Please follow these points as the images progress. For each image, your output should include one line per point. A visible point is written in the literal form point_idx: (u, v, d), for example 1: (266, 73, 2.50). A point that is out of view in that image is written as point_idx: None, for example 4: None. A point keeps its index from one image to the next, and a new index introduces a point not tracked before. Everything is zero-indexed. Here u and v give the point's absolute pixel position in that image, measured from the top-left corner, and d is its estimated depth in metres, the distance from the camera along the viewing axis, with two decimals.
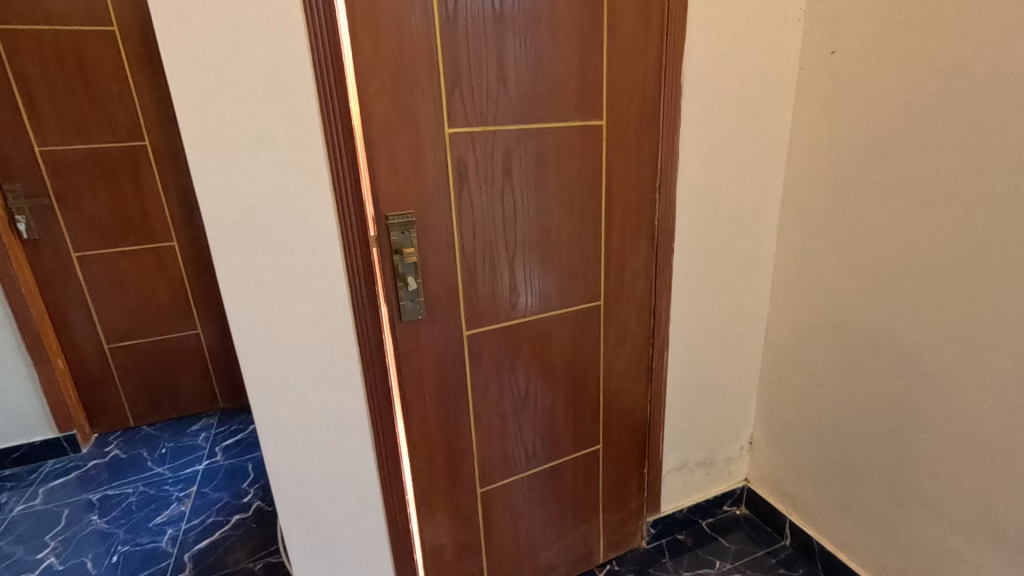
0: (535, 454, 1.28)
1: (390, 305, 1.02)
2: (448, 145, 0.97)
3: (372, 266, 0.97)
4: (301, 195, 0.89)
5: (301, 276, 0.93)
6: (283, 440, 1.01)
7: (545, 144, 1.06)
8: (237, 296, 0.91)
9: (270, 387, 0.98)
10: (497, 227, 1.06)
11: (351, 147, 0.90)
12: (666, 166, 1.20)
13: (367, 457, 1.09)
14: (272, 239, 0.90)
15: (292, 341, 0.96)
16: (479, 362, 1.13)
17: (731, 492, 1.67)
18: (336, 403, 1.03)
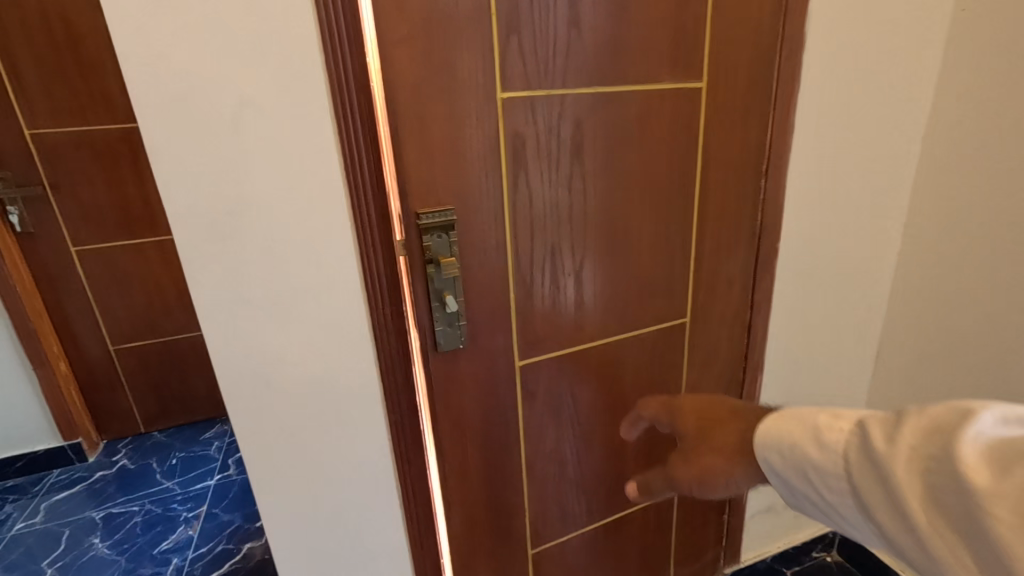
0: (599, 505, 1.03)
1: (422, 332, 0.77)
2: (500, 118, 0.71)
3: (399, 282, 0.73)
4: (303, 189, 0.65)
5: (307, 299, 0.70)
6: (287, 508, 0.79)
7: (628, 116, 0.79)
8: (221, 329, 0.68)
9: (269, 443, 0.75)
10: (561, 226, 0.80)
11: (370, 120, 0.65)
12: (779, 143, 0.91)
13: (393, 520, 0.86)
14: (265, 251, 0.66)
15: (296, 380, 0.73)
16: (535, 399, 0.88)
17: (822, 537, 1.39)
18: (354, 457, 0.80)
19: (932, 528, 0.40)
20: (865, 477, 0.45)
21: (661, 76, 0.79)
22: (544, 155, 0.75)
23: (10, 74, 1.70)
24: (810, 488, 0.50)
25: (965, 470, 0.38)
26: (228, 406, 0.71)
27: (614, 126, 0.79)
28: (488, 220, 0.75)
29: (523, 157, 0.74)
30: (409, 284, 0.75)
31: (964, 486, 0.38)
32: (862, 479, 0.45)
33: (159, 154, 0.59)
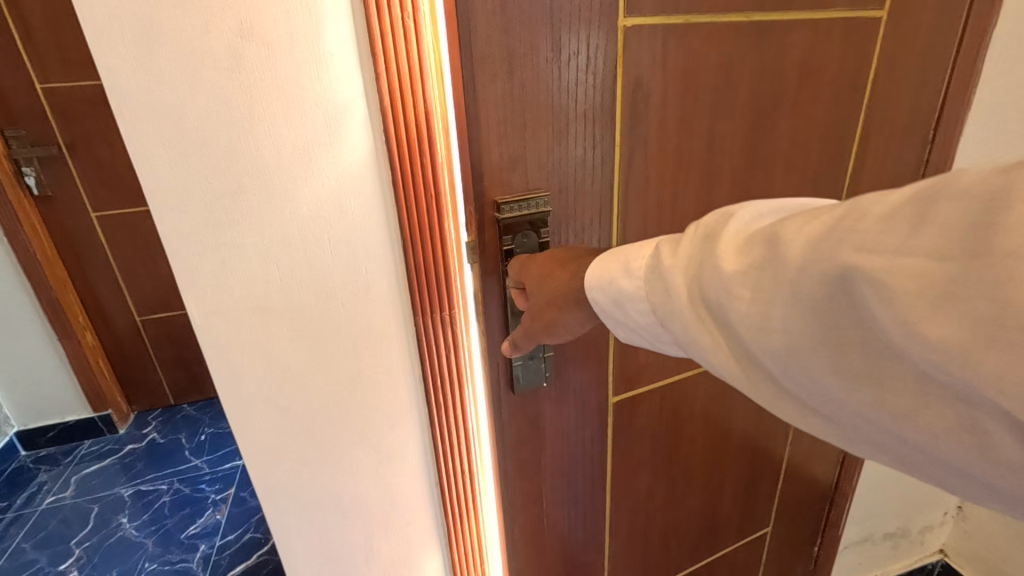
0: (689, 550, 0.86)
1: (494, 367, 0.62)
2: (619, 58, 0.53)
3: (449, 279, 0.59)
4: (330, 160, 0.51)
5: (333, 299, 0.56)
6: (301, 532, 0.67)
7: (779, 68, 0.60)
8: (225, 332, 0.54)
9: (286, 459, 0.62)
10: (683, 208, 0.63)
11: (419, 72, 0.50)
12: (954, 102, 0.70)
13: (427, 550, 0.74)
14: (281, 239, 0.52)
15: (321, 396, 0.60)
16: (627, 436, 0.71)
17: (919, 570, 1.21)
18: (389, 478, 0.68)
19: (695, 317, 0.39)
20: (653, 284, 0.42)
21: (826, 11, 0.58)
22: (672, 118, 0.58)
23: (16, 20, 1.54)
24: (619, 316, 0.46)
25: (718, 261, 0.37)
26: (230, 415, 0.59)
27: (761, 78, 0.59)
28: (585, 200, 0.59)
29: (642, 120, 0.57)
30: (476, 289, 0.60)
31: (718, 278, 0.37)
32: (651, 289, 0.42)
33: (140, 110, 0.44)
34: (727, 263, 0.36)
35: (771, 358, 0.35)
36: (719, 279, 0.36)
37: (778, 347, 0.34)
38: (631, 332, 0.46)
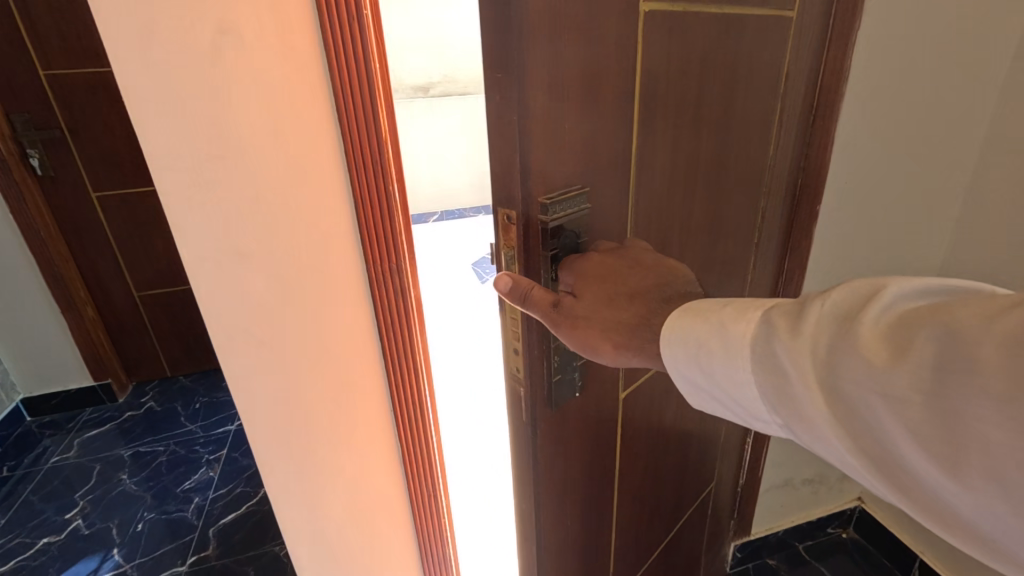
0: (667, 519, 0.94)
1: (532, 384, 0.56)
2: (638, 42, 0.53)
3: (395, 236, 0.73)
4: (296, 138, 0.64)
5: (300, 253, 0.69)
6: (272, 452, 0.79)
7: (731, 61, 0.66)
8: (204, 273, 0.67)
9: (258, 386, 0.75)
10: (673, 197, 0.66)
11: (366, 71, 0.64)
12: (830, 96, 0.83)
13: (375, 467, 0.87)
14: (248, 199, 0.64)
15: (291, 334, 0.73)
16: (631, 425, 0.74)
17: (838, 514, 1.35)
18: (344, 404, 0.80)
19: (820, 397, 0.39)
20: (767, 357, 0.42)
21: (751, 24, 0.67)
22: (670, 108, 0.60)
23: (22, 10, 1.66)
24: (722, 382, 0.46)
25: (856, 344, 0.37)
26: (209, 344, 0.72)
27: (729, 70, 0.66)
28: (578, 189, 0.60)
29: (652, 107, 0.58)
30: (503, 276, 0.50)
31: (857, 362, 0.37)
32: (765, 362, 0.43)
33: (140, 89, 0.57)
34: (865, 348, 0.37)
35: (963, 497, 0.33)
36: (857, 363, 0.37)
37: (976, 489, 0.32)
38: (711, 401, 0.49)
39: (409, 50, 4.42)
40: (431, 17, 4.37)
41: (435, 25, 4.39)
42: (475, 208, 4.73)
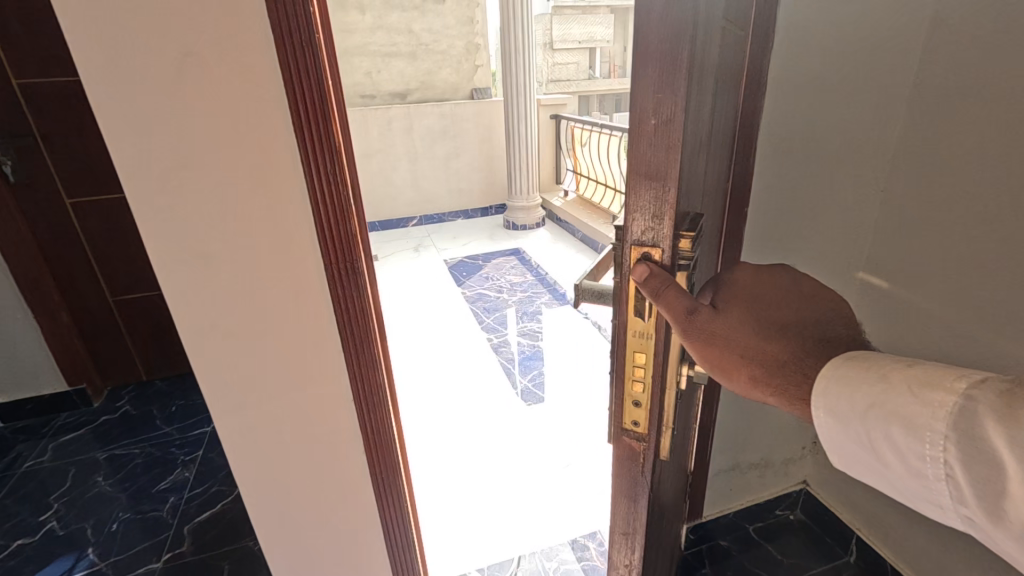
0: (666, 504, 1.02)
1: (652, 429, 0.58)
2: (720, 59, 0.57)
3: (351, 239, 0.77)
4: (252, 151, 0.69)
5: (260, 256, 0.75)
6: (241, 434, 0.87)
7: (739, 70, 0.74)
8: (169, 271, 0.73)
9: (219, 374, 0.82)
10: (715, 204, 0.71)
11: (318, 89, 0.68)
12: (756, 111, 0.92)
13: (336, 452, 0.93)
14: (209, 202, 0.70)
15: (254, 329, 0.80)
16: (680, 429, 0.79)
17: (785, 497, 1.44)
18: (303, 393, 0.86)
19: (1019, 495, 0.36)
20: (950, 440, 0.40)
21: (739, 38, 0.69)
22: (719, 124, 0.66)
23: None
24: (888, 460, 0.43)
25: None
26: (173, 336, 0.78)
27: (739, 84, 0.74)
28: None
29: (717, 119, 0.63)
30: (638, 268, 0.51)
31: None
32: (954, 445, 0.40)
33: (107, 103, 0.63)
34: None
35: None
36: None
37: None
38: (870, 472, 0.45)
39: (386, 58, 4.48)
40: (408, 26, 4.44)
41: (412, 34, 4.46)
42: (454, 213, 4.80)
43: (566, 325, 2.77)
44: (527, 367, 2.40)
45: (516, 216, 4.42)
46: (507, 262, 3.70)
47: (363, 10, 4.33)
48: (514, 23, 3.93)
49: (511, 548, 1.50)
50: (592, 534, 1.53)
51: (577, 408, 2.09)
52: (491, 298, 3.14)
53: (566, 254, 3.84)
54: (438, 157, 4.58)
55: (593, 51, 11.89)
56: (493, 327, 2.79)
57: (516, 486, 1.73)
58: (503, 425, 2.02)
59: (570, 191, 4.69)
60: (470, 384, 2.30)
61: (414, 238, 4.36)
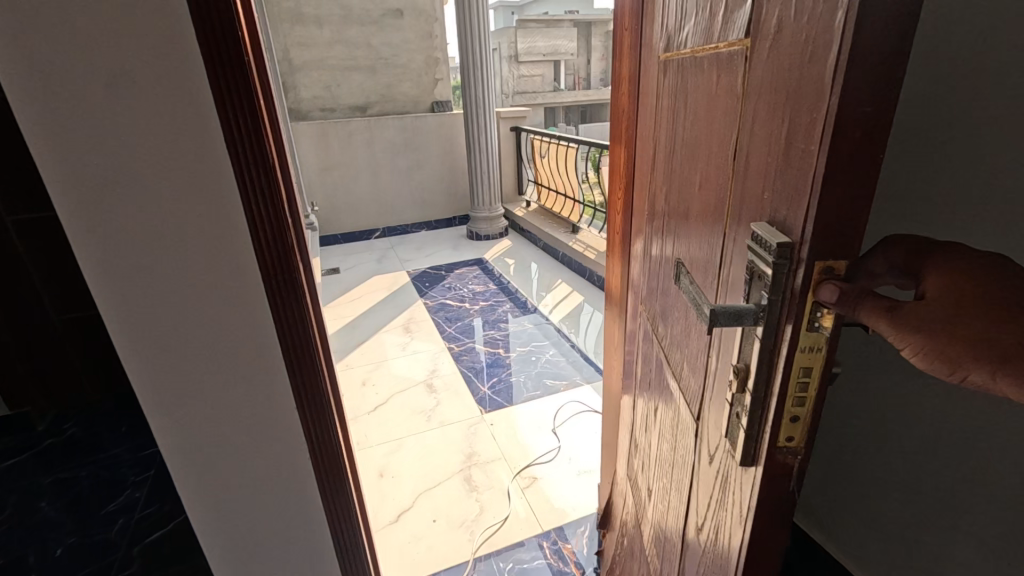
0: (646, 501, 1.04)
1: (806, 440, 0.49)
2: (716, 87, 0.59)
3: (289, 251, 0.80)
4: (186, 170, 0.72)
5: (196, 270, 0.77)
6: (182, 446, 0.88)
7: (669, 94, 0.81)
8: (103, 289, 0.75)
9: (159, 389, 0.83)
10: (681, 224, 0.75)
11: (251, 110, 0.71)
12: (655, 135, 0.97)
13: (282, 465, 0.95)
14: (142, 220, 0.73)
15: (192, 341, 0.81)
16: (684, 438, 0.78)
17: None
18: (245, 408, 0.88)
19: None
20: None
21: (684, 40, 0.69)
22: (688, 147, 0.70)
23: None
24: None
25: None
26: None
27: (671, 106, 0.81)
28: (731, 218, 0.56)
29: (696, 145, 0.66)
30: (823, 284, 0.42)
31: None
32: None
33: (41, 127, 0.66)
34: None
35: None
36: None
37: None
38: None
39: (346, 72, 4.49)
40: (367, 40, 4.46)
41: (371, 47, 4.49)
42: (417, 224, 4.82)
43: (527, 331, 2.83)
44: (491, 374, 2.44)
45: (479, 226, 4.48)
46: (470, 272, 3.75)
47: (321, 24, 4.33)
48: (471, 38, 4.01)
49: (468, 550, 1.54)
50: (547, 533, 1.58)
51: (536, 412, 2.15)
52: (454, 307, 3.18)
53: (529, 262, 3.92)
54: (400, 169, 4.61)
55: (556, 63, 12.14)
56: (456, 336, 2.82)
57: (475, 490, 1.77)
58: (462, 432, 2.06)
59: (532, 201, 4.78)
60: (431, 393, 2.32)
61: (378, 250, 4.36)
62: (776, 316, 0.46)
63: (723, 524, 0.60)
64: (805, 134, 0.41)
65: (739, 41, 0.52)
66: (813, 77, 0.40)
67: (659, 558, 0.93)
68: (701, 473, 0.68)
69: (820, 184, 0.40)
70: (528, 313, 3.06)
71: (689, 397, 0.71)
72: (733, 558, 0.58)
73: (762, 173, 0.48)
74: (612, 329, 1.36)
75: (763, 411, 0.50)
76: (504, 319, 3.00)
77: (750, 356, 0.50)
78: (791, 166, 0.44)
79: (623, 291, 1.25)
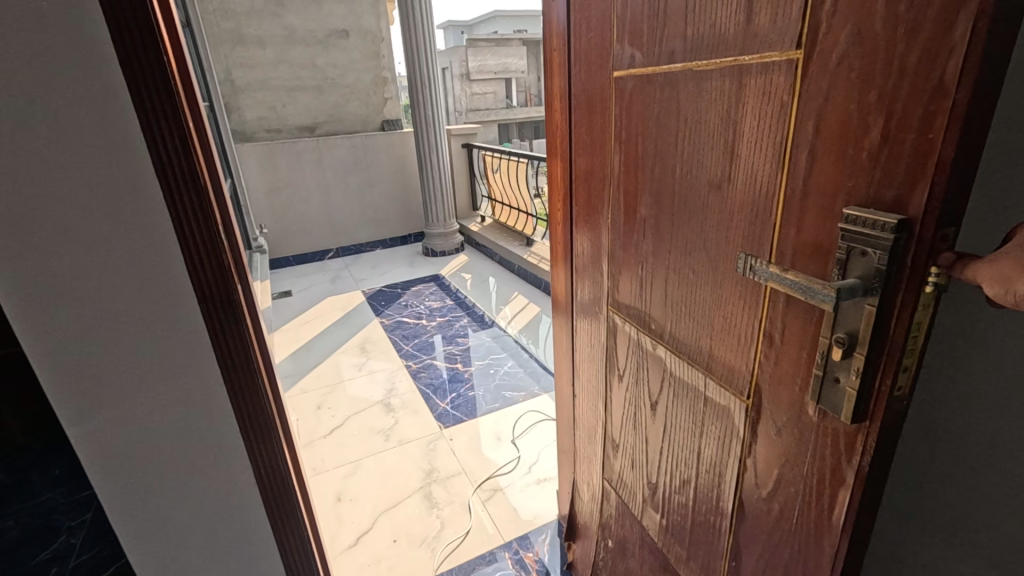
0: (644, 495, 1.08)
1: (908, 386, 0.53)
2: (742, 92, 0.63)
3: (224, 266, 0.79)
4: (129, 195, 0.71)
5: (135, 293, 0.76)
6: (120, 481, 0.84)
7: (633, 107, 0.85)
8: (21, 317, 0.71)
9: (92, 420, 0.79)
10: (683, 227, 0.79)
11: (179, 127, 0.71)
12: (592, 144, 1.01)
13: (223, 493, 0.92)
14: (72, 244, 0.70)
15: (134, 366, 0.79)
16: (715, 420, 0.82)
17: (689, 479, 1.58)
18: (184, 434, 0.85)
19: None
20: None
21: (671, 54, 0.74)
22: (689, 153, 0.75)
23: None
24: None
25: None
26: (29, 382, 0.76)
27: (639, 118, 0.84)
28: (788, 208, 0.61)
29: (705, 150, 0.71)
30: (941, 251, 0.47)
31: None
32: None
33: None
34: None
35: None
36: None
37: None
38: None
39: (291, 92, 4.43)
40: (311, 61, 4.44)
41: (317, 68, 4.46)
42: (372, 244, 4.78)
43: (485, 344, 2.85)
44: (445, 390, 2.43)
45: (434, 242, 4.48)
46: (425, 288, 3.74)
47: (263, 45, 4.26)
48: (418, 57, 4.05)
49: (430, 568, 1.52)
50: (509, 544, 1.59)
51: (495, 423, 2.16)
52: (410, 325, 3.15)
53: (486, 276, 3.95)
54: (351, 189, 4.57)
55: (506, 81, 12.37)
56: (414, 353, 2.80)
57: (436, 506, 1.75)
58: (420, 450, 2.04)
59: (487, 215, 4.85)
60: (389, 412, 2.29)
61: (333, 271, 4.28)
62: (890, 285, 0.50)
63: (814, 487, 0.65)
64: (917, 125, 0.46)
65: (786, 50, 0.57)
66: (923, 75, 0.45)
67: (689, 546, 0.96)
68: (765, 444, 0.73)
69: (945, 165, 0.45)
70: (486, 327, 3.07)
71: (732, 378, 0.76)
72: (838, 512, 0.62)
73: (842, 164, 0.53)
74: (561, 337, 1.39)
75: (877, 371, 0.53)
76: (463, 333, 3.00)
77: (856, 325, 0.54)
78: (897, 156, 0.48)
79: (569, 298, 1.29)
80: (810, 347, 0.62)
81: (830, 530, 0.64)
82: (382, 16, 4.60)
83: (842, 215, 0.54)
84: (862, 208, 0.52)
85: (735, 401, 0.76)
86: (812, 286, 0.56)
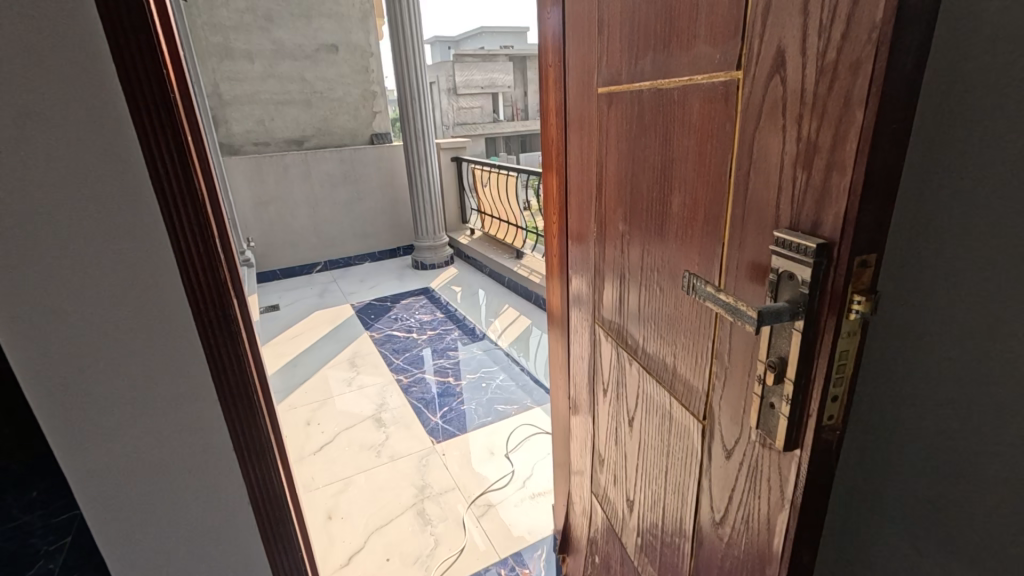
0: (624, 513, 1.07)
1: (839, 413, 0.54)
2: (697, 110, 0.65)
3: (221, 280, 0.78)
4: (122, 210, 0.70)
5: (122, 312, 0.74)
6: (101, 507, 0.82)
7: (611, 121, 0.87)
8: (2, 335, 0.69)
9: (67, 445, 0.77)
10: (650, 241, 0.80)
11: (180, 140, 0.70)
12: (581, 158, 1.02)
13: (198, 520, 0.88)
14: (55, 263, 0.69)
15: (116, 387, 0.77)
16: (679, 442, 0.82)
17: None
18: (162, 460, 0.83)
19: None
20: None
21: (641, 73, 0.75)
22: (658, 170, 0.75)
23: None
24: None
25: None
26: (5, 403, 0.74)
27: (617, 133, 0.85)
28: (733, 225, 0.62)
29: (670, 168, 0.72)
30: (857, 277, 0.48)
31: None
32: None
33: None
34: None
35: None
36: None
37: None
38: None
39: (280, 106, 4.43)
40: (300, 74, 4.44)
41: (305, 82, 4.46)
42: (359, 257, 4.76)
43: (476, 358, 2.83)
44: (441, 404, 2.41)
45: (424, 256, 4.47)
46: (416, 302, 3.72)
47: (252, 58, 4.26)
48: (408, 72, 4.07)
49: None
50: (505, 560, 1.57)
51: (487, 437, 2.14)
52: (400, 338, 3.12)
53: (477, 289, 3.94)
54: (339, 202, 4.55)
55: (493, 96, 12.50)
56: (405, 367, 2.78)
57: (429, 524, 1.72)
58: (412, 466, 2.01)
59: (477, 228, 4.85)
60: (380, 428, 2.26)
61: (319, 285, 4.24)
62: (813, 310, 0.51)
63: (758, 512, 0.65)
64: (834, 145, 0.47)
65: (730, 71, 0.58)
66: (837, 99, 0.46)
67: (659, 566, 0.95)
68: (717, 469, 0.73)
69: (857, 189, 0.46)
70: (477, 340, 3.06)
71: (690, 398, 0.76)
72: (777, 540, 0.62)
73: (775, 183, 0.54)
74: (557, 348, 1.39)
75: (806, 397, 0.54)
76: (454, 346, 2.99)
77: (786, 350, 0.55)
78: (818, 179, 0.49)
79: (564, 310, 1.29)
80: (751, 370, 0.62)
81: (772, 558, 0.63)
82: (371, 32, 4.63)
83: (775, 237, 0.55)
84: (790, 231, 0.53)
85: (693, 420, 0.76)
86: (737, 305, 0.55)
